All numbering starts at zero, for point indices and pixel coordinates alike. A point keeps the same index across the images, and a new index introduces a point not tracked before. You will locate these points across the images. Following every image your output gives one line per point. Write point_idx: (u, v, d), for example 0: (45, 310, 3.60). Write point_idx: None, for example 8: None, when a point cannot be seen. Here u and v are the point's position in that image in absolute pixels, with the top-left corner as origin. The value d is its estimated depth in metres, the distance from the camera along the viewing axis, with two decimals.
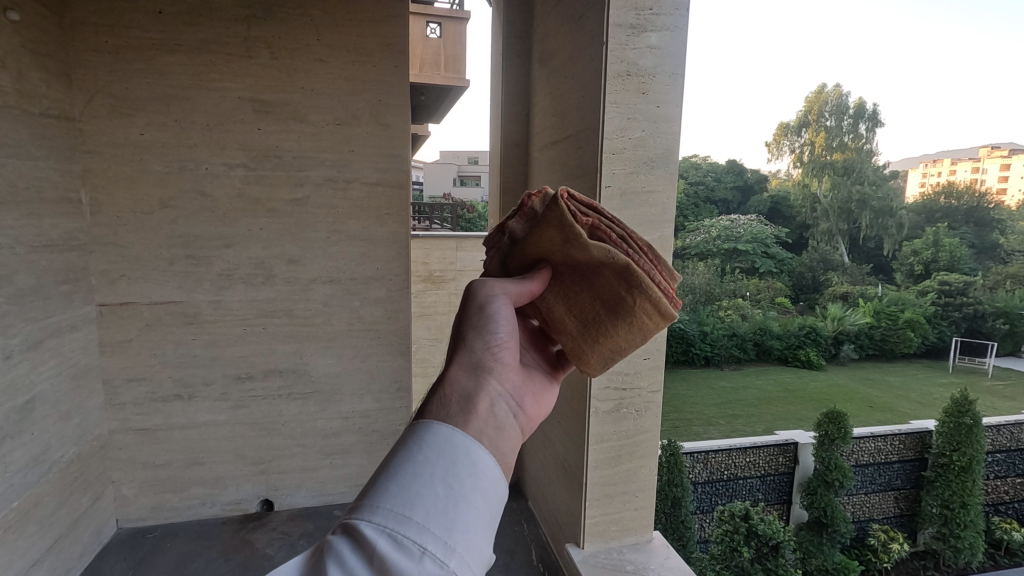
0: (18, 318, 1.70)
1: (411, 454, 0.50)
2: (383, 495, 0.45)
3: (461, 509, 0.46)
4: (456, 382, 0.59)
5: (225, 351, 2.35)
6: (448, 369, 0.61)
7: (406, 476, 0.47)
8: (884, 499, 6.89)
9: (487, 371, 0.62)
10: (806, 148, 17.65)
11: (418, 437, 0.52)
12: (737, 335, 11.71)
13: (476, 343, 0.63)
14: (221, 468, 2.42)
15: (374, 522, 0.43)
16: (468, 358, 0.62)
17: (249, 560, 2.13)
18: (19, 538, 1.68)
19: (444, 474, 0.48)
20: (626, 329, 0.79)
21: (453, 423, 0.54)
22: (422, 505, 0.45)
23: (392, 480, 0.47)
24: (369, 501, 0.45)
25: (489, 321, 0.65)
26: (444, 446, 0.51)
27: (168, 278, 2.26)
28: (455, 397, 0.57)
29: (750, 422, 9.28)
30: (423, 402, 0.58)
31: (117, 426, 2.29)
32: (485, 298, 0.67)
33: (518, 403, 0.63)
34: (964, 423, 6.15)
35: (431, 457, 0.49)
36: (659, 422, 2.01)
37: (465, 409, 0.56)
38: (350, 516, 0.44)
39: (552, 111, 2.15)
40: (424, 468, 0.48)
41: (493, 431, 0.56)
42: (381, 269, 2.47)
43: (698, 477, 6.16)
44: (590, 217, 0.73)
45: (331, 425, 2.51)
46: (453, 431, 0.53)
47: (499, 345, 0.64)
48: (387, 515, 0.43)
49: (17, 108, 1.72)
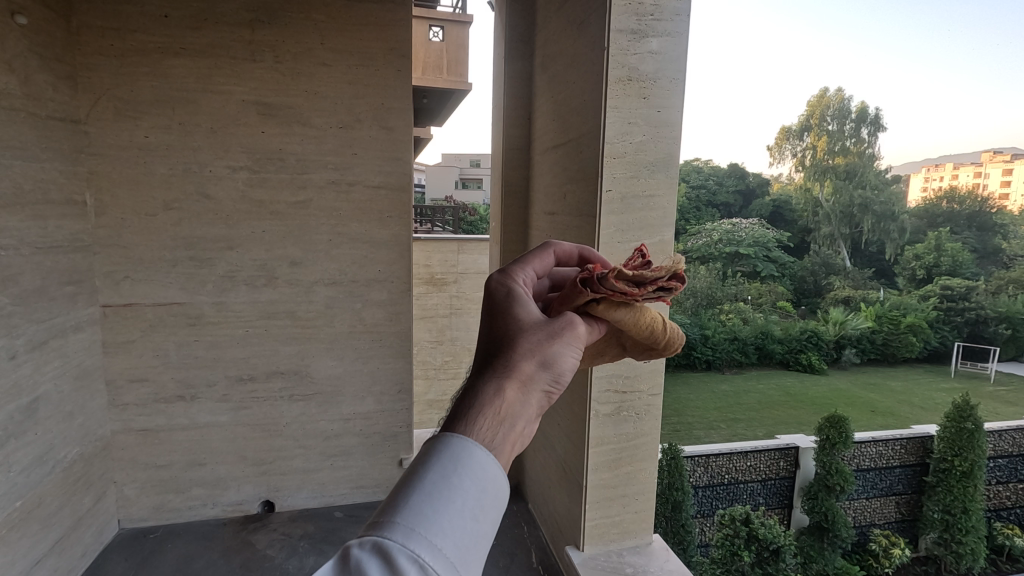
0: (25, 318, 1.72)
1: (444, 473, 0.51)
2: (417, 517, 0.46)
3: (481, 546, 0.48)
4: (508, 405, 0.58)
5: (226, 353, 2.37)
6: (507, 385, 0.59)
7: (436, 498, 0.48)
8: (885, 504, 6.86)
9: (538, 402, 0.60)
10: (809, 152, 17.83)
11: (452, 455, 0.52)
12: (738, 339, 11.68)
13: (548, 369, 0.62)
14: (223, 469, 2.43)
15: (408, 549, 0.44)
16: (531, 387, 0.60)
17: (250, 561, 2.14)
18: (22, 537, 1.69)
19: (472, 501, 0.50)
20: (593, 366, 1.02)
21: (491, 450, 0.54)
22: (450, 535, 0.46)
23: (426, 502, 0.48)
24: (402, 520, 0.45)
25: (562, 365, 0.64)
26: (478, 473, 0.52)
27: (171, 280, 2.27)
28: (503, 418, 0.56)
29: (751, 426, 9.27)
30: (475, 402, 0.57)
31: (119, 426, 2.30)
32: (575, 335, 0.68)
33: None
34: (965, 428, 6.11)
35: (465, 484, 0.50)
36: (659, 425, 2.01)
37: (508, 437, 0.56)
38: (381, 532, 0.45)
39: (553, 115, 2.17)
40: (457, 495, 0.49)
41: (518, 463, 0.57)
42: (384, 271, 2.48)
43: (698, 481, 6.14)
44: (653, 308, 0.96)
45: (333, 427, 2.52)
46: (489, 458, 0.53)
47: (562, 388, 0.64)
48: (421, 543, 0.44)
49: (24, 111, 1.74)
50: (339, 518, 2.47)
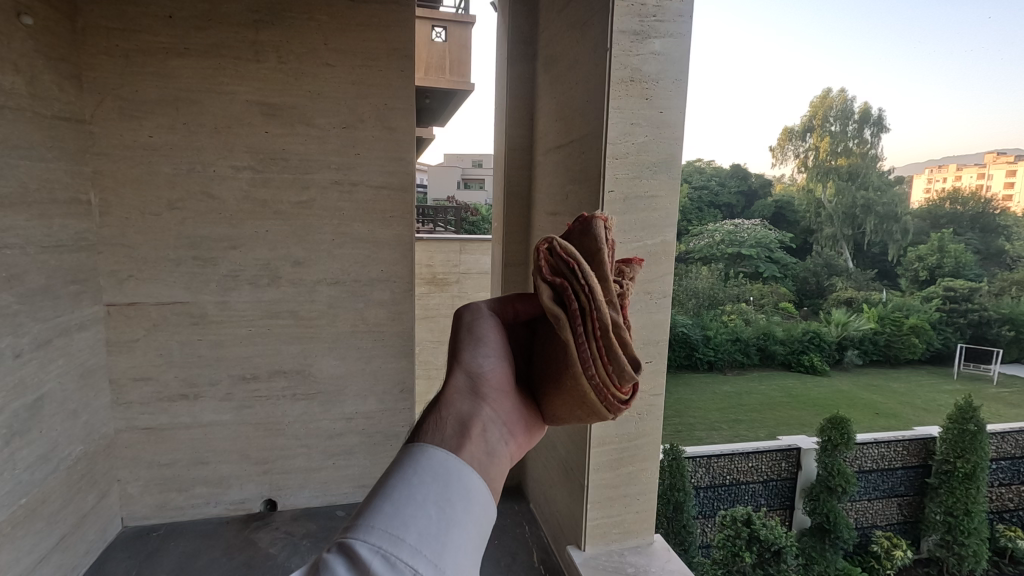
0: (30, 316, 1.74)
1: (406, 477, 0.55)
2: (380, 517, 0.51)
3: (453, 532, 0.53)
4: (454, 406, 0.64)
5: (229, 352, 2.37)
6: (444, 390, 0.66)
7: (400, 497, 0.53)
8: (887, 505, 6.84)
9: (488, 394, 0.67)
10: (811, 154, 17.81)
11: (413, 460, 0.57)
12: (740, 340, 11.67)
13: (460, 362, 0.68)
14: (226, 467, 2.44)
15: (369, 542, 0.48)
16: (464, 382, 0.66)
17: (253, 559, 2.15)
18: (26, 535, 1.70)
19: (436, 496, 0.54)
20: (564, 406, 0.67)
21: (449, 449, 0.59)
22: (413, 528, 0.51)
23: (388, 502, 0.52)
24: (365, 521, 0.50)
25: (475, 347, 0.70)
26: (440, 471, 0.56)
27: (175, 279, 2.28)
28: (450, 420, 0.63)
29: (753, 427, 9.28)
30: (426, 415, 0.65)
31: (123, 425, 2.31)
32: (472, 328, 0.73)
33: (509, 431, 0.66)
34: (968, 430, 6.07)
35: (425, 482, 0.55)
36: (660, 425, 2.02)
37: (459, 434, 0.61)
38: (347, 534, 0.49)
39: (555, 116, 2.17)
40: (421, 492, 0.54)
41: (483, 457, 0.61)
42: (386, 271, 2.49)
43: (699, 482, 6.14)
44: (551, 277, 0.64)
45: (335, 426, 2.53)
46: (447, 456, 0.58)
47: (489, 371, 0.68)
48: (383, 537, 0.49)
49: (29, 111, 1.75)
50: (341, 518, 2.48)
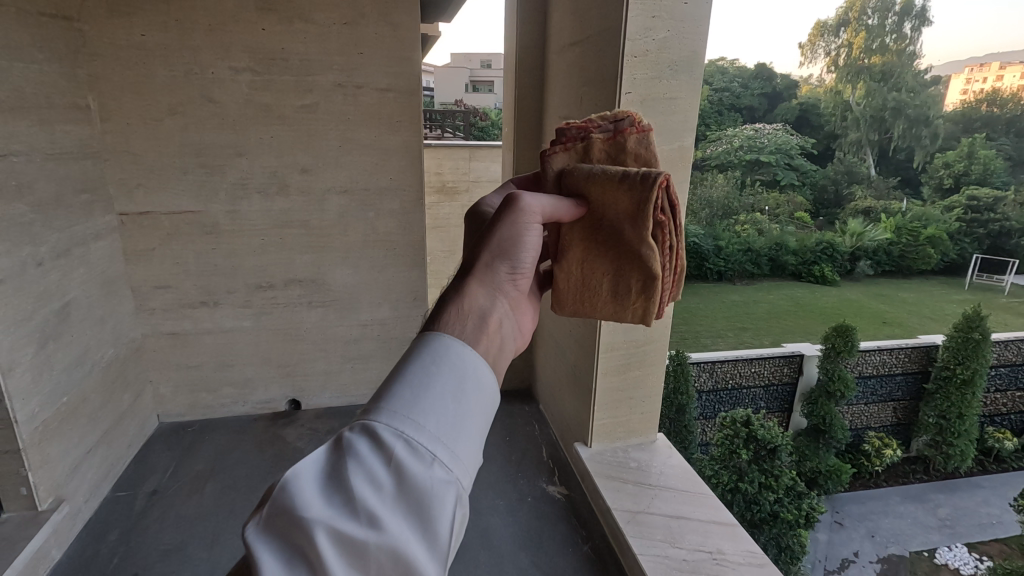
0: (45, 225, 1.75)
1: (423, 365, 0.57)
2: (400, 402, 0.53)
3: (465, 419, 0.55)
4: (475, 298, 0.69)
5: (245, 262, 2.41)
6: (471, 284, 0.70)
7: (417, 385, 0.55)
8: (883, 410, 7.04)
9: (504, 293, 0.72)
10: (843, 51, 16.70)
11: (429, 349, 0.59)
12: (752, 250, 11.59)
13: (505, 258, 0.73)
14: (250, 370, 2.56)
15: (391, 427, 0.51)
16: (491, 278, 0.71)
17: (283, 452, 2.31)
18: (72, 429, 1.83)
19: (452, 387, 0.56)
20: (609, 307, 0.97)
21: (465, 340, 0.62)
22: (433, 415, 0.53)
23: (407, 388, 0.54)
24: (385, 406, 0.52)
25: (517, 247, 0.74)
26: (456, 362, 0.59)
27: (184, 187, 2.27)
28: (471, 314, 0.66)
29: (758, 336, 9.47)
30: (445, 304, 0.67)
31: (148, 330, 2.40)
32: (527, 214, 0.76)
33: (519, 327, 0.72)
34: (972, 338, 6.13)
35: (442, 372, 0.57)
36: (668, 332, 2.06)
37: (478, 325, 0.65)
38: (367, 417, 0.52)
39: (571, 9, 2.02)
40: (437, 381, 0.56)
41: (496, 348, 0.65)
42: (395, 180, 2.45)
43: (703, 385, 6.35)
44: (656, 217, 0.90)
45: (352, 332, 2.61)
46: (464, 347, 0.61)
47: (522, 270, 0.74)
48: (404, 423, 0.51)
49: (13, 6, 1.65)
50: None
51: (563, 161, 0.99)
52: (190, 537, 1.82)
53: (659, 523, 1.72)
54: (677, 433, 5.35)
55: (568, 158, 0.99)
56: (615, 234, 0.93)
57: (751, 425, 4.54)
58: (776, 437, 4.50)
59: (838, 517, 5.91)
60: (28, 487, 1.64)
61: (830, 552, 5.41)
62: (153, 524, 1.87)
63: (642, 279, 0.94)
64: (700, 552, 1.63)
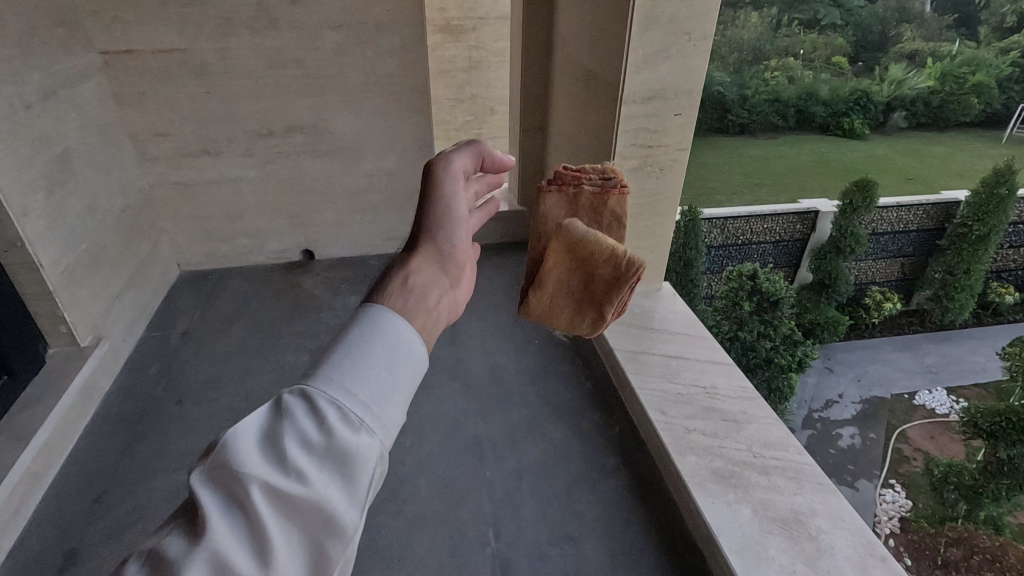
0: (26, 64, 1.65)
1: (358, 337, 0.62)
2: (334, 369, 0.59)
3: (395, 387, 0.60)
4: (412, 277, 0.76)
5: (243, 107, 2.30)
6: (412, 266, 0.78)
7: (351, 357, 0.60)
8: (890, 265, 6.98)
9: (440, 275, 0.81)
10: None
11: (363, 322, 0.64)
12: (779, 102, 10.64)
13: (443, 255, 0.83)
14: (262, 221, 2.57)
15: (325, 394, 0.56)
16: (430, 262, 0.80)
17: (302, 299, 2.42)
18: (97, 275, 1.91)
19: (382, 359, 0.61)
20: (566, 319, 1.31)
21: (401, 316, 0.67)
22: (362, 383, 0.58)
23: (341, 359, 0.60)
24: (321, 375, 0.58)
25: (456, 234, 0.86)
26: (387, 334, 0.63)
27: (167, 22, 2.10)
28: (410, 293, 0.72)
29: (774, 193, 9.22)
30: (385, 284, 0.74)
31: (155, 179, 2.37)
32: (456, 189, 0.89)
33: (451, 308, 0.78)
34: (997, 194, 5.92)
35: (375, 343, 0.62)
36: (682, 180, 2.01)
37: (415, 301, 0.71)
38: (304, 385, 0.57)
39: None
40: (370, 353, 0.61)
41: (429, 324, 0.71)
42: (393, 12, 2.23)
43: (713, 241, 6.33)
44: (621, 281, 1.21)
45: (359, 183, 2.57)
46: (396, 319, 0.66)
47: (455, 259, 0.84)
48: (337, 390, 0.57)
49: None
50: (375, 266, 2.67)
51: (555, 200, 1.28)
52: (226, 371, 2.00)
53: (658, 362, 1.84)
54: (682, 286, 5.44)
55: (559, 203, 1.28)
56: (586, 270, 1.25)
57: (756, 279, 4.63)
58: (779, 289, 4.60)
59: (828, 365, 5.97)
60: (67, 326, 1.76)
61: (816, 394, 5.56)
62: (189, 360, 2.03)
63: (596, 306, 1.28)
64: (694, 388, 1.74)
